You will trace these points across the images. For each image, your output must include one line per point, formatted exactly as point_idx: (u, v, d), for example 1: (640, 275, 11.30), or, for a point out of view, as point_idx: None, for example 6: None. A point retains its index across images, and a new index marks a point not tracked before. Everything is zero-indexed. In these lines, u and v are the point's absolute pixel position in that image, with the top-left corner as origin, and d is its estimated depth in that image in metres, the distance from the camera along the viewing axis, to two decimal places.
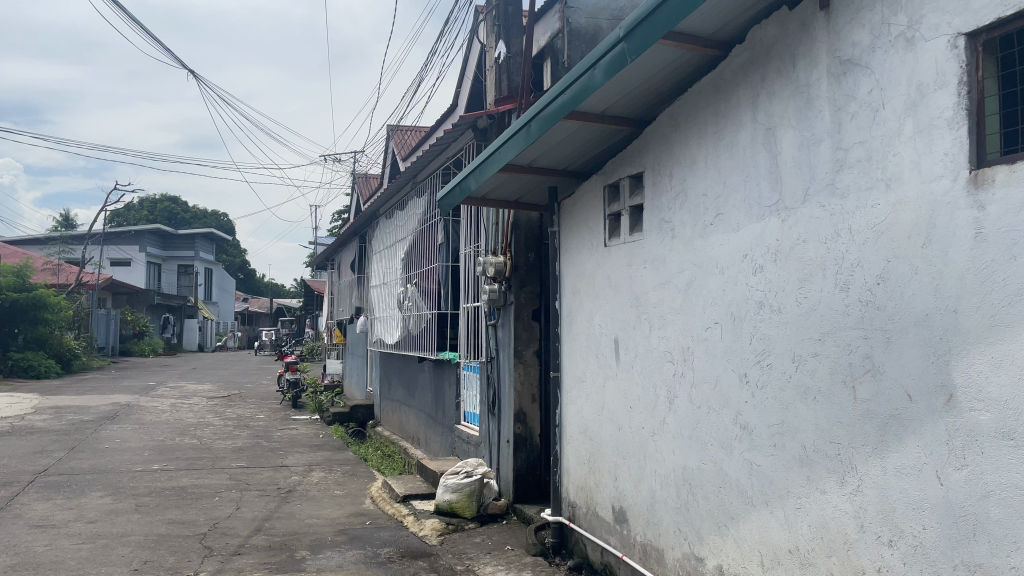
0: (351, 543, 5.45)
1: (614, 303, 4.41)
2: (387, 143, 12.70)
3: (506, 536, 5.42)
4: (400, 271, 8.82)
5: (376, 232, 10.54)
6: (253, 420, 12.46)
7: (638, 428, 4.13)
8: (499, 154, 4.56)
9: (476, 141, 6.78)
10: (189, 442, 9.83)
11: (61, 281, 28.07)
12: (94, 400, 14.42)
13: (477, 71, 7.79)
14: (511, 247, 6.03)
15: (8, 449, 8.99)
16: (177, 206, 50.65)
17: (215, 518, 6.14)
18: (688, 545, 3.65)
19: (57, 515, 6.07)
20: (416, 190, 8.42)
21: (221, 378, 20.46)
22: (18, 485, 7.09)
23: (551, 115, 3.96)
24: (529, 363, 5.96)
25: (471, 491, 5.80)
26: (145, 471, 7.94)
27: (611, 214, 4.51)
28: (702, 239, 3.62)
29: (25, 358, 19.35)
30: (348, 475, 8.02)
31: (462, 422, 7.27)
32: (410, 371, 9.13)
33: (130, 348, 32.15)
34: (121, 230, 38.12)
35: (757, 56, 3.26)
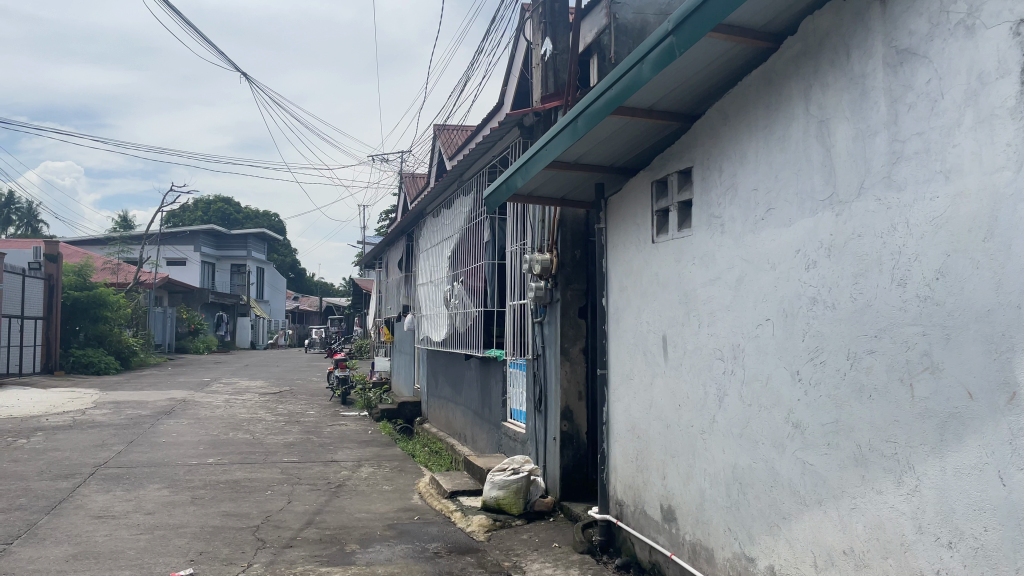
0: (400, 538, 5.51)
1: (662, 300, 4.37)
2: (435, 142, 12.80)
3: (553, 533, 5.42)
4: (447, 269, 8.88)
5: (423, 231, 10.63)
6: (304, 415, 12.68)
7: (687, 426, 4.09)
8: (545, 151, 4.56)
9: (522, 138, 6.79)
10: (242, 437, 10.06)
11: (120, 280, 28.99)
12: (151, 395, 14.84)
13: (523, 68, 7.80)
14: (557, 244, 6.03)
15: (71, 442, 9.31)
16: (230, 206, 51.85)
17: (268, 511, 6.27)
18: (738, 545, 3.60)
19: (117, 506, 6.27)
20: (463, 188, 8.46)
21: (273, 375, 20.88)
22: (81, 477, 7.34)
23: (598, 111, 3.95)
24: (576, 361, 5.95)
25: (519, 488, 5.81)
26: (201, 464, 8.14)
27: (658, 210, 4.47)
28: (753, 235, 3.56)
29: (86, 355, 20.03)
30: (397, 471, 8.10)
31: (509, 419, 7.29)
32: (457, 369, 9.19)
33: (185, 345, 33.01)
34: (176, 230, 39.14)
35: (810, 47, 3.19)
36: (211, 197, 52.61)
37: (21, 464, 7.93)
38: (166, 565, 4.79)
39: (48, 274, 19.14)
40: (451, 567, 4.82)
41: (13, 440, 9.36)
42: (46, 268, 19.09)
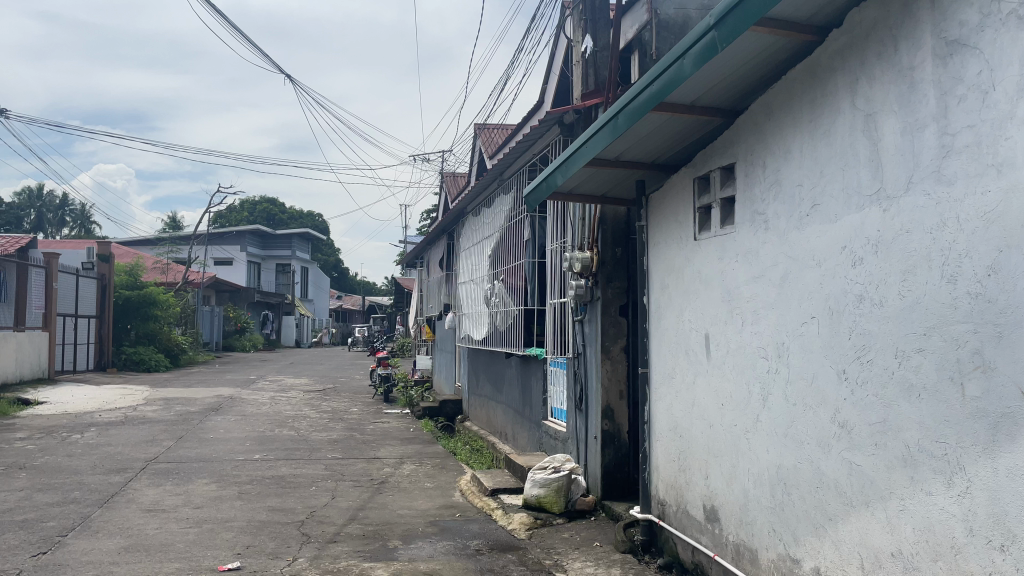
0: (442, 534, 5.55)
1: (704, 298, 4.33)
2: (475, 141, 12.87)
3: (594, 532, 5.40)
4: (487, 268, 8.91)
5: (464, 229, 10.68)
6: (347, 413, 12.85)
7: (730, 425, 4.04)
8: (585, 149, 4.54)
9: (562, 136, 6.78)
10: (287, 434, 10.23)
11: (169, 280, 29.72)
12: (200, 392, 15.16)
13: (563, 66, 7.79)
14: (597, 242, 6.01)
15: (123, 437, 9.56)
16: (275, 207, 52.74)
17: (312, 506, 6.37)
18: (783, 546, 3.55)
19: (167, 500, 6.43)
20: (503, 186, 8.48)
21: (317, 372, 21.19)
22: (132, 471, 7.54)
23: (639, 107, 3.92)
24: (617, 359, 5.92)
25: (560, 487, 5.78)
26: (247, 460, 8.30)
27: (701, 207, 4.43)
28: (798, 231, 3.51)
29: (138, 353, 20.59)
30: (438, 468, 8.16)
31: (550, 417, 7.28)
32: (498, 367, 9.21)
33: (232, 343, 33.69)
34: (223, 231, 39.94)
35: (856, 40, 3.13)
36: (257, 198, 53.55)
37: (76, 458, 8.17)
38: (214, 558, 4.90)
39: (101, 274, 19.68)
40: (492, 564, 4.84)
41: (68, 435, 9.65)
42: (99, 268, 19.63)
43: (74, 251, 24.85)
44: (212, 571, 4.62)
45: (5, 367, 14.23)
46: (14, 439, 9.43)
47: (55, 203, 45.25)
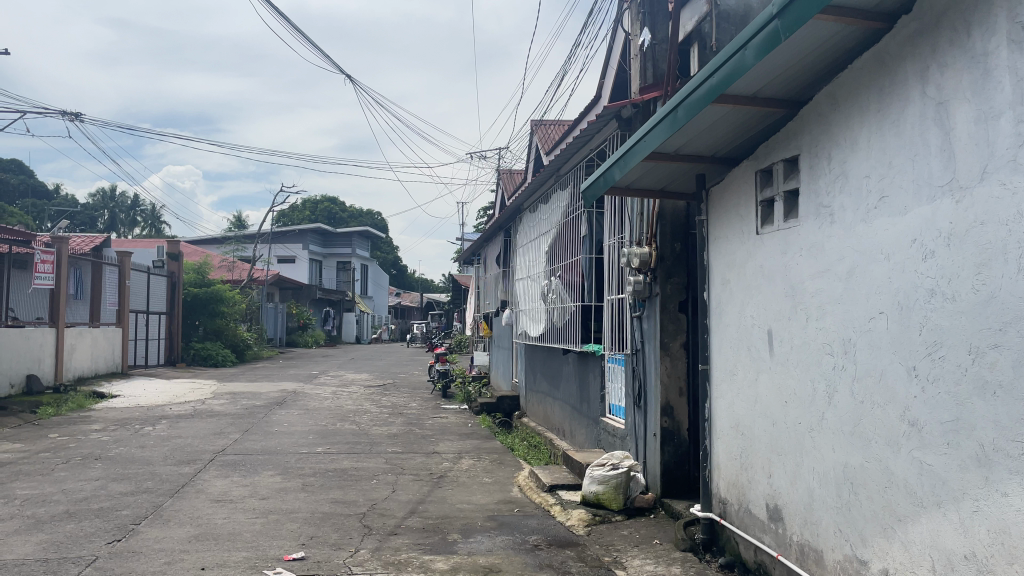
0: (500, 529, 5.59)
1: (767, 293, 4.25)
2: (532, 138, 12.89)
3: (653, 530, 5.36)
4: (545, 264, 8.90)
5: (521, 226, 10.70)
6: (406, 408, 13.02)
7: (794, 423, 3.96)
8: (643, 143, 4.50)
9: (620, 131, 6.73)
10: (349, 427, 10.42)
11: (235, 278, 30.59)
12: (264, 386, 15.57)
13: (621, 60, 7.74)
14: (656, 237, 5.95)
15: (192, 430, 9.88)
16: (336, 206, 53.76)
17: (373, 499, 6.47)
18: (850, 547, 3.46)
19: (234, 491, 6.62)
20: (560, 182, 8.46)
21: (377, 368, 21.52)
22: (202, 463, 7.79)
23: (699, 100, 3.88)
24: (676, 356, 5.85)
25: (618, 484, 5.78)
26: (310, 453, 8.49)
27: (763, 200, 4.35)
28: (865, 224, 3.41)
29: (205, 348, 21.24)
30: (497, 463, 8.21)
31: (608, 414, 7.25)
32: (555, 363, 9.20)
33: (295, 339, 34.46)
34: (286, 229, 40.87)
35: (926, 26, 3.04)
36: (318, 197, 54.59)
37: (148, 450, 8.48)
38: (280, 547, 5.03)
39: (171, 272, 20.36)
40: (551, 559, 4.85)
41: (141, 428, 10.02)
42: (168, 266, 20.29)
43: (145, 249, 25.77)
44: (278, 560, 4.75)
45: (83, 361, 14.84)
46: (91, 431, 9.83)
47: (127, 203, 46.95)
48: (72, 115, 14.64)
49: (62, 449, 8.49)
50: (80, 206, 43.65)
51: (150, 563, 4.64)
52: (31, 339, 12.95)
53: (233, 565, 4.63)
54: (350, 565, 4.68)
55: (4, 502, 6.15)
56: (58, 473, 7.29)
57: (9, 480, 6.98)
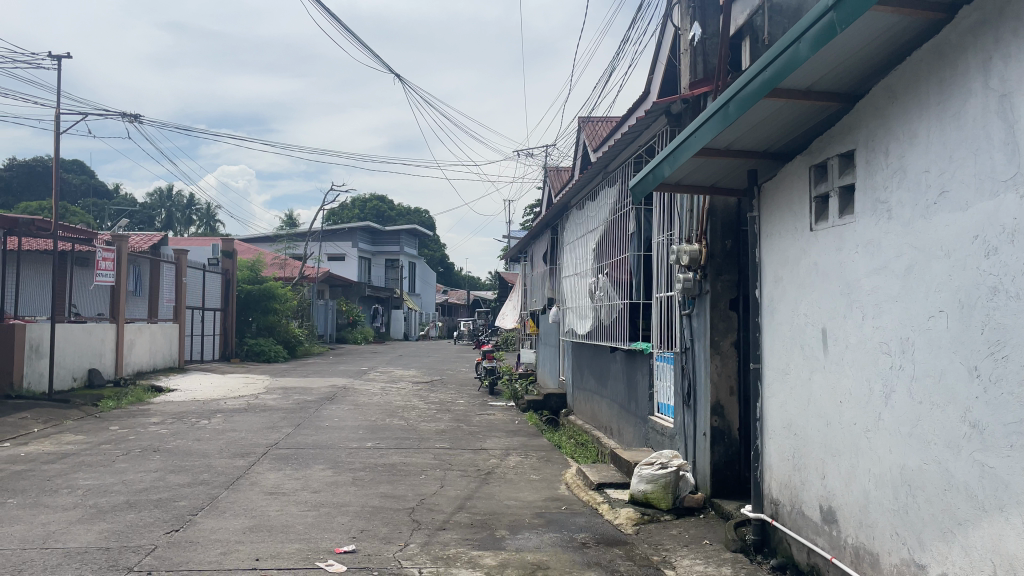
0: (548, 526, 5.59)
1: (821, 291, 4.17)
2: (579, 134, 12.85)
3: (703, 530, 5.31)
4: (592, 262, 8.86)
5: (568, 222, 10.67)
6: (454, 404, 13.11)
7: (849, 423, 3.87)
8: (694, 139, 4.46)
9: (669, 127, 6.67)
10: (397, 423, 10.54)
11: (287, 275, 31.20)
12: (315, 382, 15.86)
13: (671, 54, 7.65)
14: (706, 234, 5.89)
15: (246, 424, 10.11)
16: (384, 204, 54.39)
17: (422, 494, 6.54)
18: (907, 550, 3.38)
19: (287, 484, 6.76)
20: (608, 179, 8.41)
21: (424, 364, 21.72)
22: (255, 456, 7.97)
23: (752, 94, 3.82)
24: (727, 355, 5.77)
25: (667, 483, 5.72)
26: (360, 448, 8.61)
27: (818, 196, 4.26)
28: (924, 220, 3.32)
29: (258, 344, 21.69)
30: (544, 461, 8.22)
31: (656, 413, 7.19)
32: (603, 361, 9.16)
33: (345, 335, 34.98)
34: (336, 228, 41.53)
35: (989, 17, 2.95)
36: (367, 195, 55.26)
37: (204, 443, 8.70)
38: (332, 540, 5.11)
39: (225, 269, 20.84)
40: (599, 557, 4.84)
41: (197, 421, 10.28)
42: (223, 264, 20.77)
43: (201, 247, 26.43)
44: (329, 553, 4.83)
45: (142, 356, 15.28)
46: (150, 423, 10.13)
47: (184, 202, 48.22)
48: (132, 116, 15.10)
49: (123, 441, 8.76)
50: (139, 206, 45.02)
51: (206, 552, 4.77)
52: (93, 335, 13.38)
53: (286, 556, 4.72)
54: (400, 559, 4.73)
55: (68, 491, 6.37)
56: (119, 464, 7.53)
57: (72, 470, 7.24)
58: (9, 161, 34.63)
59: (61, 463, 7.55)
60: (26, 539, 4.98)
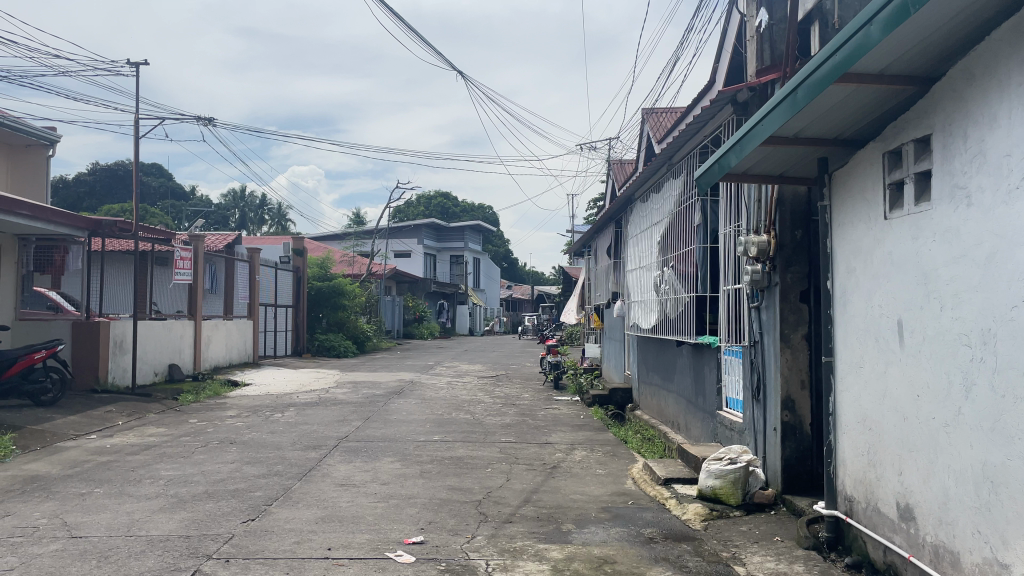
0: (615, 520, 5.57)
1: (897, 281, 4.03)
2: (643, 126, 12.72)
3: (774, 526, 5.21)
4: (657, 255, 8.76)
5: (632, 215, 10.57)
6: (519, 398, 13.17)
7: (927, 417, 3.74)
8: (761, 127, 4.36)
9: (736, 116, 6.55)
10: (463, 417, 10.65)
11: (355, 272, 31.84)
12: (383, 376, 16.16)
13: (737, 42, 7.50)
14: (775, 225, 5.77)
15: (317, 417, 10.37)
16: (449, 201, 54.97)
17: (488, 487, 6.59)
18: (990, 550, 3.25)
19: (357, 476, 6.91)
20: (673, 171, 8.30)
21: (490, 359, 21.87)
22: (326, 448, 8.16)
23: (821, 80, 3.72)
24: (798, 348, 5.64)
25: (737, 479, 5.64)
26: (427, 441, 8.74)
27: (892, 183, 4.12)
28: (1005, 206, 3.19)
29: (328, 340, 22.21)
30: (610, 455, 8.19)
31: (725, 408, 7.07)
32: (669, 355, 9.05)
33: (412, 331, 35.51)
34: (402, 225, 42.14)
35: None
36: (431, 192, 55.84)
37: (277, 435, 8.96)
38: (401, 531, 5.21)
39: (296, 267, 21.40)
40: (667, 553, 4.80)
41: (271, 414, 10.61)
42: (294, 261, 21.31)
43: (273, 245, 27.21)
44: (399, 543, 4.92)
45: (218, 352, 15.83)
46: (227, 416, 10.50)
47: (256, 202, 49.71)
48: (206, 120, 15.60)
49: (202, 434, 9.09)
50: (214, 207, 46.65)
51: (281, 541, 4.91)
52: (173, 331, 13.92)
53: (357, 546, 4.84)
54: (467, 551, 4.79)
55: (151, 481, 6.65)
56: (198, 455, 7.82)
57: (156, 461, 7.55)
58: (94, 165, 36.28)
59: (144, 454, 7.90)
60: (113, 526, 5.23)
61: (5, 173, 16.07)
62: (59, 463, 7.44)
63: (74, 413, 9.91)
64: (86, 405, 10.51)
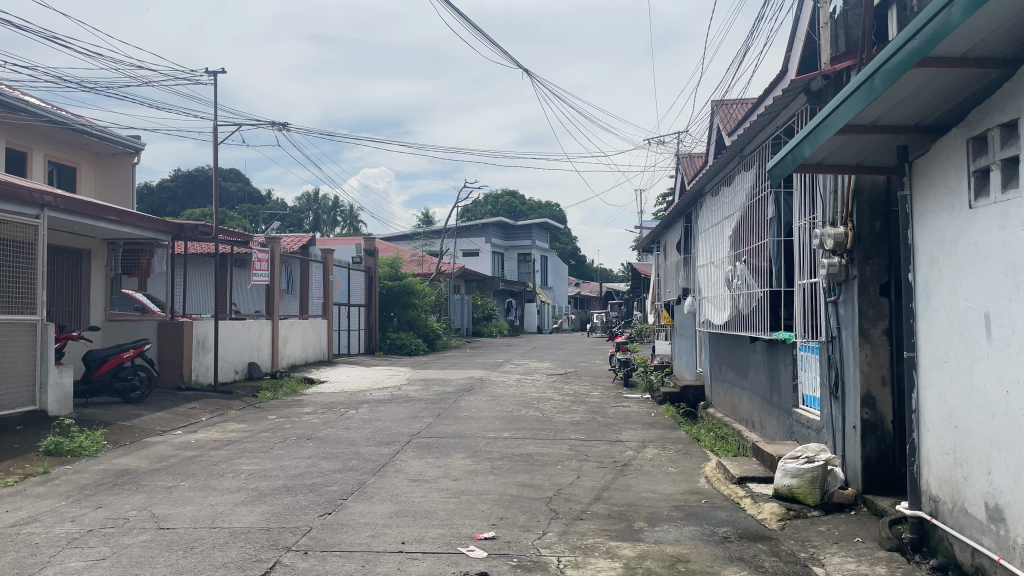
0: (688, 519, 5.50)
1: (983, 273, 3.86)
2: (713, 118, 12.49)
3: (855, 527, 5.06)
4: (729, 249, 8.59)
5: (702, 210, 10.38)
6: (589, 396, 13.11)
7: (1017, 414, 3.57)
8: (836, 116, 4.23)
9: (809, 105, 6.37)
10: (533, 414, 10.69)
11: (424, 271, 32.26)
12: (454, 374, 16.34)
13: (810, 29, 7.28)
14: (852, 216, 5.60)
15: (390, 414, 10.56)
16: (516, 200, 55.25)
17: (559, 484, 6.60)
18: None
19: (429, 471, 7.01)
20: (744, 163, 8.15)
21: (560, 357, 21.86)
22: (399, 444, 8.31)
23: (899, 66, 3.59)
24: (878, 343, 5.45)
25: (814, 478, 5.50)
26: (498, 438, 8.80)
27: (977, 170, 3.94)
28: None
29: (399, 338, 22.58)
30: (682, 453, 8.08)
31: (802, 405, 6.89)
32: (742, 352, 8.87)
33: (481, 329, 35.81)
34: (470, 224, 42.51)
35: None
36: (499, 191, 56.12)
37: (352, 431, 9.16)
38: (472, 526, 5.26)
39: (368, 266, 21.83)
40: (742, 552, 4.72)
41: (346, 411, 10.84)
42: (366, 261, 21.76)
43: (345, 246, 27.85)
44: (471, 538, 4.97)
45: (295, 351, 16.29)
46: (304, 413, 10.79)
47: (329, 204, 50.92)
48: (280, 125, 16.07)
49: (281, 429, 9.38)
50: (289, 210, 48.04)
51: (356, 535, 5.03)
52: (252, 330, 14.40)
53: (430, 541, 4.91)
54: (539, 547, 4.81)
55: (233, 475, 6.90)
56: (277, 450, 8.08)
57: (237, 456, 7.82)
58: (177, 172, 37.87)
59: (227, 449, 8.18)
60: (198, 519, 5.45)
61: (95, 183, 16.90)
62: (146, 457, 7.79)
63: (161, 410, 10.36)
64: (172, 402, 10.97)
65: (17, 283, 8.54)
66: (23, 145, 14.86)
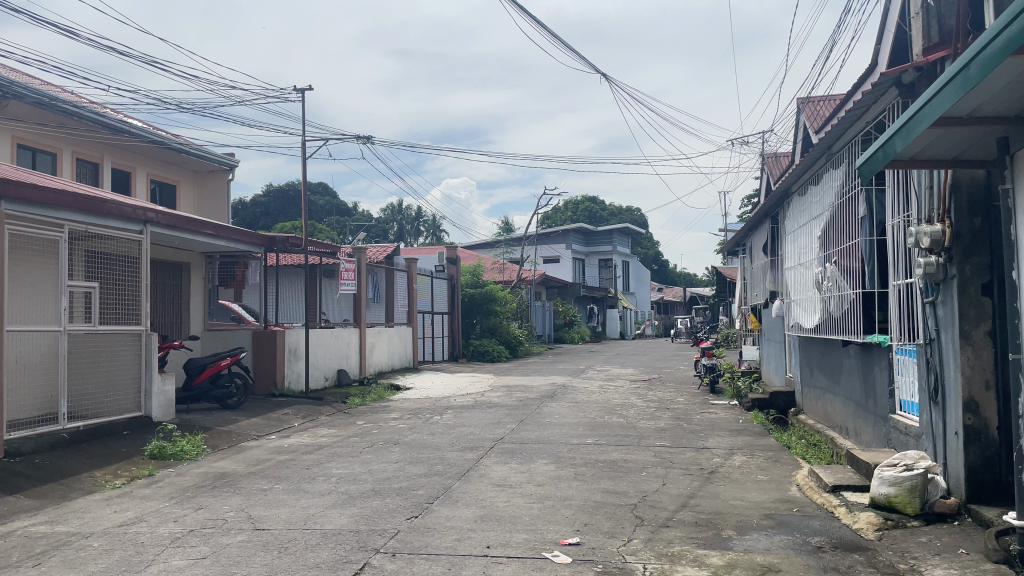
0: (779, 528, 5.35)
1: None
2: (799, 116, 12.13)
3: (958, 538, 4.80)
4: (819, 249, 8.31)
5: (789, 210, 10.10)
6: (674, 402, 12.91)
7: None
8: (928, 108, 4.05)
9: (901, 99, 6.13)
10: (617, 420, 10.60)
11: (506, 278, 32.48)
12: (537, 380, 16.36)
13: (901, 20, 6.99)
14: (950, 213, 5.34)
15: (474, 420, 10.66)
16: (596, 205, 55.05)
17: (644, 491, 6.52)
18: None
19: (513, 476, 7.05)
20: (833, 161, 7.88)
21: (643, 362, 21.61)
22: (483, 449, 8.39)
23: (996, 54, 3.42)
24: (980, 345, 5.19)
25: (914, 486, 5.23)
26: (581, 444, 8.77)
27: None
28: None
29: (482, 345, 22.77)
30: (772, 461, 7.86)
31: (899, 411, 6.60)
32: (835, 356, 8.56)
33: (563, 335, 35.78)
34: (550, 231, 42.59)
35: None
36: (579, 198, 56.12)
37: (436, 437, 9.30)
38: (557, 532, 5.26)
39: (450, 274, 22.11)
40: (836, 563, 4.55)
41: (431, 417, 11.01)
42: (449, 270, 22.04)
43: (429, 255, 28.34)
44: (555, 544, 4.98)
45: (382, 358, 16.67)
46: (391, 418, 11.02)
47: (412, 214, 51.98)
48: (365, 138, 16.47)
49: (369, 434, 9.61)
50: (374, 221, 49.27)
51: (443, 538, 5.11)
52: (341, 338, 14.80)
53: (515, 545, 4.94)
54: (624, 554, 4.76)
55: (324, 478, 7.12)
56: (365, 455, 8.29)
57: (327, 460, 8.06)
58: (268, 187, 39.41)
59: (318, 453, 8.44)
60: (292, 520, 5.64)
61: (194, 200, 17.78)
62: (242, 461, 8.11)
63: (255, 416, 10.77)
64: (265, 408, 11.39)
65: (123, 296, 9.07)
66: (127, 165, 15.75)
